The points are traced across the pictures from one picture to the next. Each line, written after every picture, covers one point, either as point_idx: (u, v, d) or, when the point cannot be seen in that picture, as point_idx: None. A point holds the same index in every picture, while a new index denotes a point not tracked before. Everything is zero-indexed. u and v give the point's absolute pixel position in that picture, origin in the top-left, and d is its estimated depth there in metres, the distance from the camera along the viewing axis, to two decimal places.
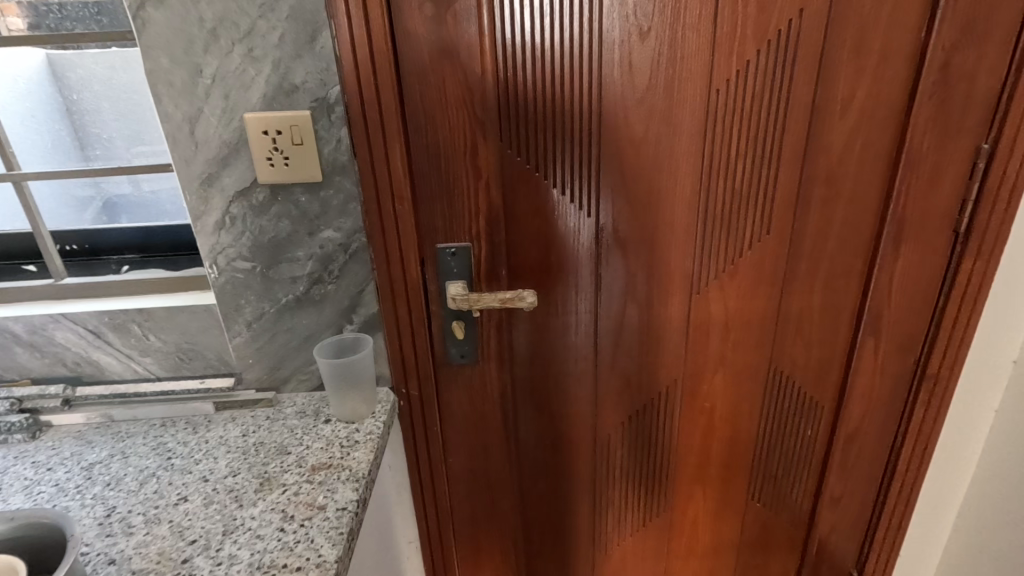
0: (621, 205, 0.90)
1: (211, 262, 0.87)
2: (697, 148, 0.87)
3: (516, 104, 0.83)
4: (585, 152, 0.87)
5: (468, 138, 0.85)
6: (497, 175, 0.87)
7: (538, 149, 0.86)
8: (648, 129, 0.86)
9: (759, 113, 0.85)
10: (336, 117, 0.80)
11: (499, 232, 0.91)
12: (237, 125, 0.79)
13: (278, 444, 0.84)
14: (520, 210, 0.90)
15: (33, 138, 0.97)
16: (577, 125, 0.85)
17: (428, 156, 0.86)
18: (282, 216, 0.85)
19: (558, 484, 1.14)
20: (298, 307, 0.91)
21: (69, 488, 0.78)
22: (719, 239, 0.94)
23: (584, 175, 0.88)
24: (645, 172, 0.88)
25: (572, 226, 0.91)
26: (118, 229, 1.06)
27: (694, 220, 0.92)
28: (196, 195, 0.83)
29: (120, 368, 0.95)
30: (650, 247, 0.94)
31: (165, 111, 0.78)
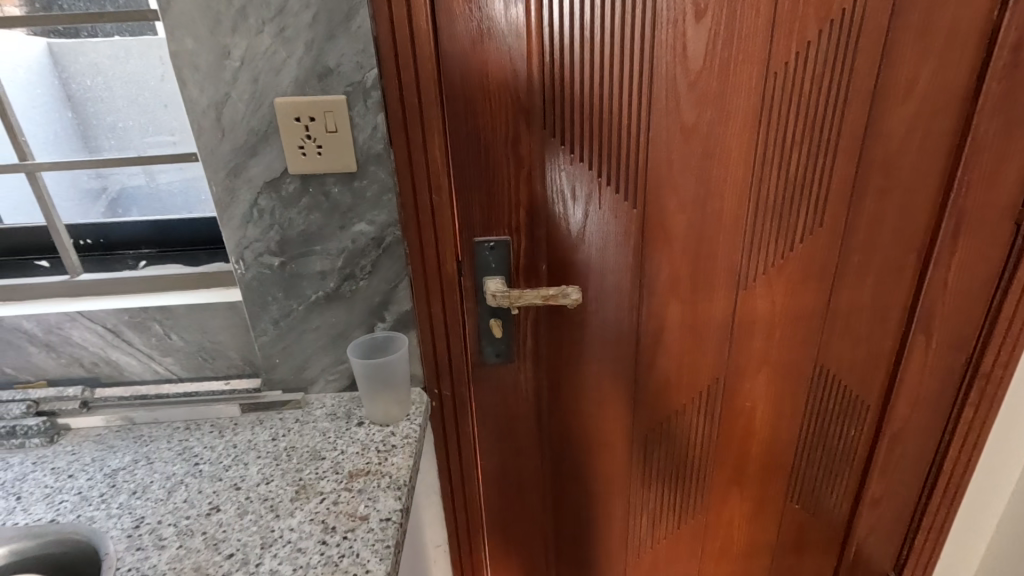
0: (669, 196, 0.85)
1: (237, 257, 0.83)
2: (749, 136, 0.83)
3: (562, 90, 0.78)
4: (633, 140, 0.82)
5: (510, 126, 0.80)
6: (539, 165, 0.83)
7: (584, 138, 0.81)
8: (701, 116, 0.81)
9: (817, 99, 0.81)
10: (372, 102, 0.74)
11: (539, 226, 0.87)
12: (266, 110, 0.74)
13: (311, 448, 0.80)
14: (563, 202, 0.85)
15: (38, 127, 0.92)
16: (625, 112, 0.80)
17: (467, 144, 0.81)
18: (313, 209, 0.80)
19: (590, 487, 1.10)
20: (328, 304, 0.87)
21: (93, 497, 0.73)
22: (769, 232, 0.89)
23: (631, 165, 0.83)
24: (696, 161, 0.84)
25: (617, 220, 0.87)
26: (134, 222, 1.01)
27: (744, 212, 0.88)
28: (222, 186, 0.78)
29: (139, 368, 0.91)
30: (697, 241, 0.89)
31: (190, 96, 0.73)
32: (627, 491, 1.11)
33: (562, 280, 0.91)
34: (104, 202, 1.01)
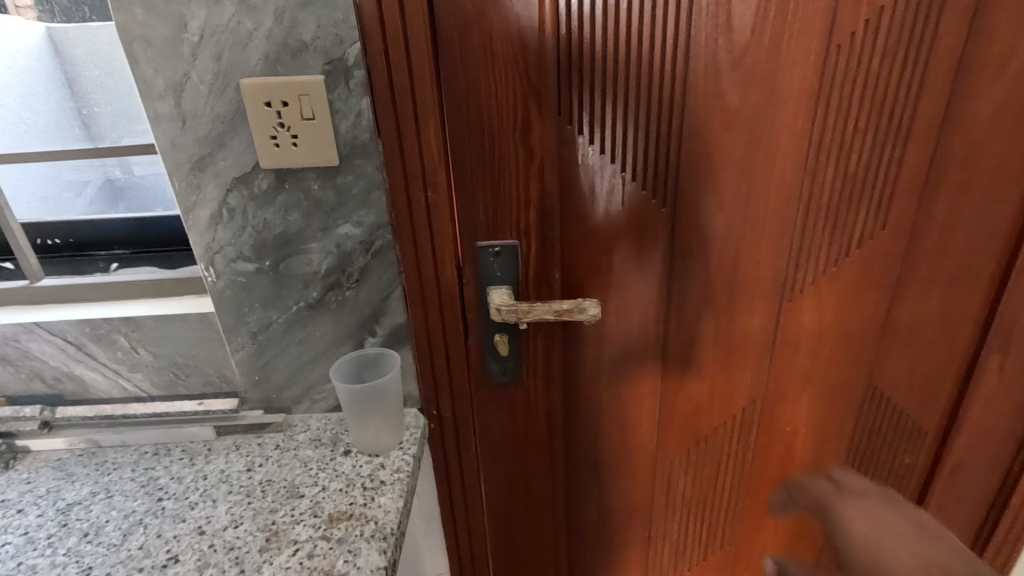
0: (706, 193, 0.73)
1: (207, 264, 0.73)
2: (804, 122, 0.69)
3: (580, 67, 0.66)
4: (664, 128, 0.69)
5: (519, 110, 0.68)
6: (553, 158, 0.71)
7: (605, 125, 0.69)
8: (747, 99, 0.68)
9: (886, 77, 0.68)
10: (355, 84, 0.63)
11: (553, 229, 0.75)
12: (232, 93, 0.63)
13: (289, 483, 0.70)
14: (580, 200, 0.73)
15: (39, 118, 0.84)
16: (656, 93, 0.67)
17: (467, 132, 0.69)
18: (291, 208, 0.70)
19: (606, 516, 0.99)
20: (311, 317, 0.77)
21: (39, 539, 0.65)
22: (821, 235, 0.77)
23: (661, 157, 0.71)
24: (738, 152, 0.71)
25: (642, 222, 0.74)
26: (109, 218, 0.91)
27: (793, 211, 0.75)
28: (186, 182, 0.68)
29: (106, 385, 0.81)
30: (736, 245, 0.76)
31: (144, 76, 0.62)
32: (648, 521, 0.99)
33: (579, 290, 0.79)
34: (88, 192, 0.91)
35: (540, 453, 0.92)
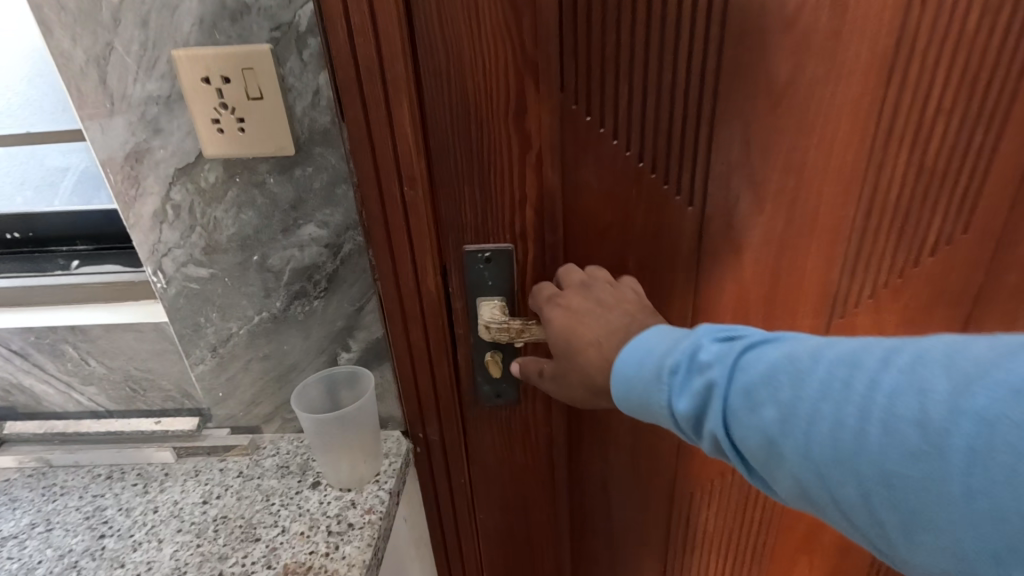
0: (744, 190, 0.60)
1: (155, 268, 0.63)
2: (871, 101, 0.56)
3: (589, 32, 0.53)
4: (693, 108, 0.56)
5: (512, 86, 0.54)
6: (555, 146, 0.58)
7: (619, 106, 0.56)
8: (801, 70, 0.54)
9: (982, 42, 0.53)
10: (310, 55, 0.52)
11: (555, 231, 0.62)
12: (164, 68, 0.52)
13: (245, 523, 0.62)
14: (587, 197, 0.61)
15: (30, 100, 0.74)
16: (684, 64, 0.54)
17: (449, 115, 0.55)
18: (244, 206, 0.59)
19: (616, 548, 0.89)
20: (276, 329, 0.67)
21: None
22: (884, 240, 0.63)
23: (689, 144, 0.57)
24: (786, 138, 0.57)
25: (662, 222, 0.62)
26: (89, 210, 0.81)
27: (851, 211, 0.61)
28: (121, 174, 0.58)
29: (59, 399, 0.73)
30: (777, 252, 0.63)
31: (60, 48, 0.52)
32: (662, 556, 0.89)
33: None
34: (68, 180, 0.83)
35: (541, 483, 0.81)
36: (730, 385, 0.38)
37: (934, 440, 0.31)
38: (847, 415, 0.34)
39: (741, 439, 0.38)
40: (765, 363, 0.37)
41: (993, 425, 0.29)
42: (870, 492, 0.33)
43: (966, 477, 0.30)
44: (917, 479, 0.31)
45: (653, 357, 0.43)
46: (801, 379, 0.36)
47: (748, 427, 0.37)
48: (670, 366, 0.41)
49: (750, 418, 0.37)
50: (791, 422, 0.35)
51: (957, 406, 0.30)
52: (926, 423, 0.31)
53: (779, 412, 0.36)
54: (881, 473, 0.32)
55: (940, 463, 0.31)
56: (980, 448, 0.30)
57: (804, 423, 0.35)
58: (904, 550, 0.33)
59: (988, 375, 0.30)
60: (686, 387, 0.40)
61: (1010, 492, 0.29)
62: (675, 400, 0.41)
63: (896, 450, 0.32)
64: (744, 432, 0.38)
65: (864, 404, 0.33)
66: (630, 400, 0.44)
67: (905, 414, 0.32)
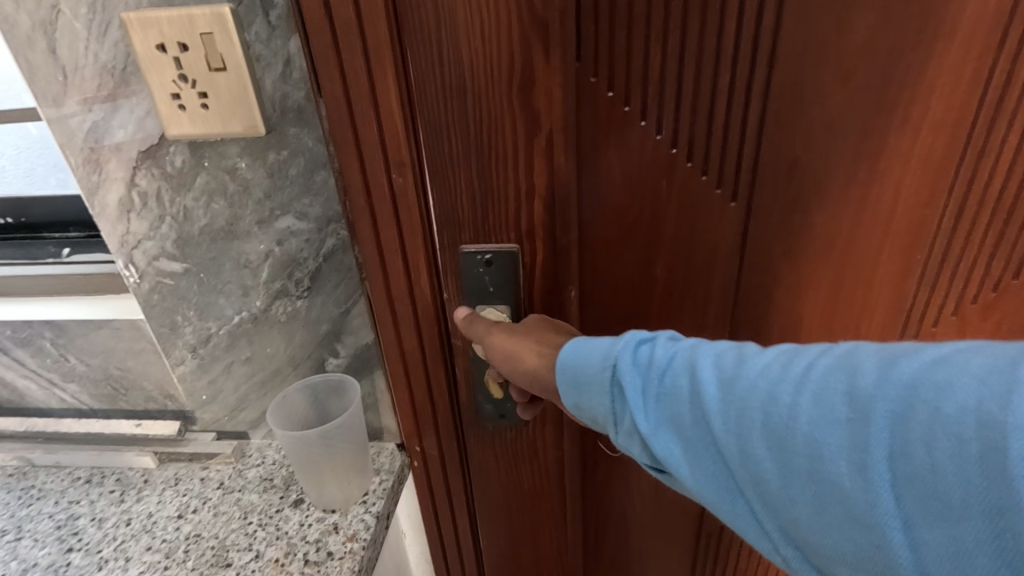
0: (800, 183, 0.50)
1: (126, 262, 0.57)
2: (966, 71, 0.45)
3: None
4: (742, 82, 0.45)
5: (515, 55, 0.45)
6: (569, 127, 0.48)
7: (647, 78, 0.46)
8: (880, 32, 0.43)
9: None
10: (278, 16, 0.45)
11: (569, 230, 0.53)
12: (118, 35, 0.46)
13: (217, 545, 0.56)
14: (607, 189, 0.52)
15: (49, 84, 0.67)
16: (731, 24, 0.43)
17: (440, 89, 0.46)
18: (215, 194, 0.53)
19: None
20: (258, 330, 0.61)
21: None
22: (965, 241, 0.53)
23: (736, 126, 0.47)
24: (855, 117, 0.47)
25: (696, 220, 0.52)
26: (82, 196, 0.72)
27: (931, 204, 0.51)
28: (81, 157, 0.51)
29: (42, 395, 0.70)
30: (836, 257, 0.54)
31: (4, 13, 0.46)
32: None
33: (605, 311, 0.59)
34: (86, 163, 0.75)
35: (551, 512, 0.72)
36: (667, 363, 0.35)
37: (859, 408, 0.27)
38: (782, 389, 0.30)
39: (673, 416, 0.34)
40: (709, 346, 0.34)
41: (916, 390, 0.26)
42: (792, 467, 0.29)
43: (889, 446, 0.26)
44: (842, 451, 0.27)
45: (601, 343, 0.39)
46: (743, 358, 0.32)
47: (681, 402, 0.33)
48: (622, 341, 0.38)
49: (680, 393, 0.33)
50: (726, 396, 0.31)
51: (885, 375, 0.27)
52: (853, 394, 0.28)
53: (713, 386, 0.32)
54: (809, 447, 0.28)
55: (868, 433, 0.27)
56: (905, 416, 0.26)
57: (739, 399, 0.31)
58: (817, 535, 0.29)
59: (919, 352, 0.27)
60: (634, 366, 0.36)
61: (929, 457, 0.25)
62: (614, 377, 0.36)
63: (827, 422, 0.28)
64: (672, 412, 0.34)
65: (796, 377, 0.30)
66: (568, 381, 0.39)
67: (836, 388, 0.28)
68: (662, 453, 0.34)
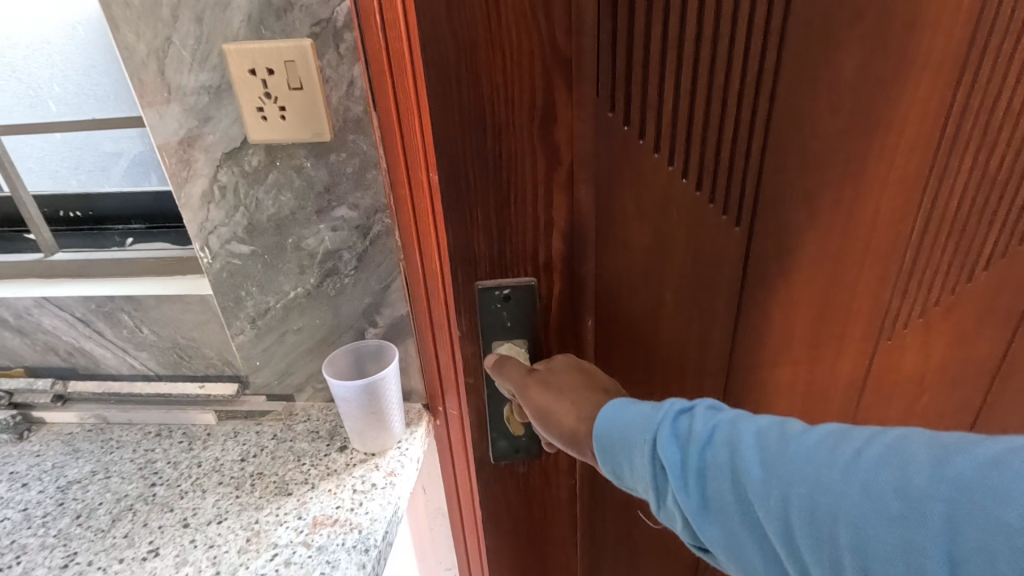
0: (779, 195, 0.59)
1: (202, 244, 0.69)
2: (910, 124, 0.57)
3: (632, 35, 0.50)
4: (745, 113, 0.54)
5: (536, 107, 0.50)
6: (585, 163, 0.54)
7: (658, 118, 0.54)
8: (840, 71, 0.53)
9: (1007, 54, 0.56)
10: (346, 48, 0.57)
11: (585, 262, 0.60)
12: (216, 61, 0.58)
13: (278, 479, 0.67)
14: (617, 220, 0.59)
15: (73, 91, 0.80)
16: (737, 63, 0.52)
17: (473, 134, 0.50)
18: (283, 188, 0.64)
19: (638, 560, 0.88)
20: (310, 304, 0.72)
21: (35, 518, 0.64)
22: (918, 245, 0.66)
23: (733, 155, 0.56)
24: (837, 159, 0.58)
25: (694, 235, 0.61)
26: (139, 194, 0.88)
27: (895, 215, 0.62)
28: (175, 157, 0.63)
29: (115, 362, 0.81)
30: (821, 263, 0.63)
31: (125, 42, 0.57)
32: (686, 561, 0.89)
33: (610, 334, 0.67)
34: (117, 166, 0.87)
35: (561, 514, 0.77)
36: (712, 440, 0.39)
37: (913, 506, 0.30)
38: (831, 475, 0.33)
39: (716, 495, 0.38)
40: (750, 425, 0.38)
41: (970, 493, 0.29)
42: (842, 556, 0.32)
43: (947, 545, 0.29)
44: (894, 545, 0.30)
45: (641, 412, 0.44)
46: (789, 439, 0.36)
47: (724, 481, 0.37)
48: (666, 412, 0.42)
49: (727, 473, 0.37)
50: (770, 477, 0.35)
51: (940, 472, 0.30)
52: (905, 491, 0.31)
53: (761, 470, 0.36)
54: (856, 539, 0.32)
55: (922, 532, 0.30)
56: (961, 517, 0.29)
57: (784, 482, 0.35)
58: None
59: (975, 450, 0.30)
60: (674, 439, 0.40)
61: (989, 564, 0.28)
62: (654, 450, 0.41)
63: (870, 511, 0.31)
64: (717, 490, 0.38)
65: (845, 468, 0.33)
66: (608, 448, 0.45)
67: (888, 481, 0.31)
68: (709, 527, 0.38)
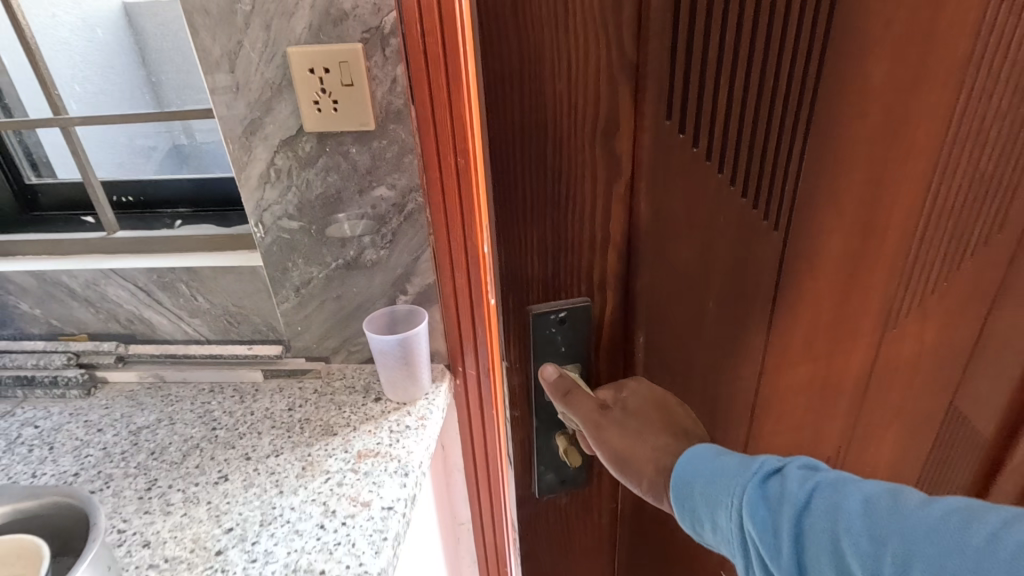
0: (812, 197, 0.64)
1: (257, 220, 0.79)
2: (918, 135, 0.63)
3: (684, 68, 0.56)
4: (787, 120, 0.59)
5: (592, 128, 0.60)
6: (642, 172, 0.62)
7: (708, 140, 0.60)
8: (868, 77, 0.58)
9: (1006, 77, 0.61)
10: (391, 51, 0.68)
11: (638, 276, 0.68)
12: (279, 61, 0.68)
13: (324, 422, 0.77)
14: (661, 235, 0.65)
15: (92, 91, 0.93)
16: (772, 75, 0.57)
17: (533, 153, 0.61)
18: (331, 170, 0.75)
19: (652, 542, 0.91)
20: (348, 274, 0.83)
21: (115, 454, 0.74)
22: (925, 248, 0.70)
23: (769, 172, 0.62)
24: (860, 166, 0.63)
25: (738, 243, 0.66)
26: (174, 179, 1.00)
27: (912, 218, 0.68)
28: (239, 144, 0.74)
29: (170, 328, 0.91)
30: (839, 266, 0.69)
31: (203, 45, 0.68)
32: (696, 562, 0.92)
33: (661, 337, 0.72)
34: (155, 156, 1.00)
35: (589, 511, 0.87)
36: (809, 504, 0.44)
37: None
38: (945, 555, 0.36)
39: (816, 562, 0.42)
40: (856, 492, 0.42)
41: None
42: None
43: None
44: None
45: (731, 466, 0.51)
46: (895, 511, 0.40)
47: (823, 550, 0.42)
48: (757, 473, 0.48)
49: (827, 540, 0.42)
50: (876, 549, 0.39)
51: None
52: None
53: (867, 541, 0.40)
54: None
55: None
56: None
57: (891, 555, 0.38)
58: None
59: None
60: (767, 499, 0.46)
61: None
62: (744, 505, 0.47)
63: None
64: (815, 557, 0.42)
65: (956, 547, 0.36)
66: (698, 503, 0.52)
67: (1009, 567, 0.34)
68: None
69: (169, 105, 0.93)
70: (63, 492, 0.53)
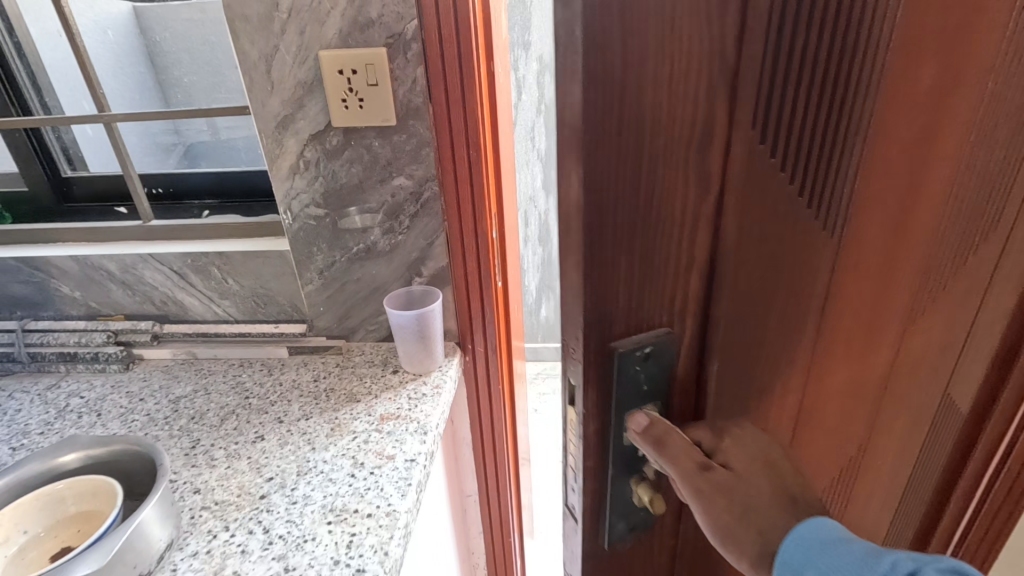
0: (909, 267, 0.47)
1: (285, 208, 0.87)
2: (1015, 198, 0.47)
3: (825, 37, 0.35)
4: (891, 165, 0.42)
5: (698, 120, 0.36)
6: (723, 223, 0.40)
7: (837, 143, 0.39)
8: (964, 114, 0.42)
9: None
10: (412, 55, 0.76)
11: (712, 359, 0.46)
12: (311, 63, 0.76)
13: (348, 391, 0.85)
14: (781, 269, 0.43)
15: (116, 87, 1.01)
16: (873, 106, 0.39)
17: (615, 145, 0.36)
18: (355, 161, 0.83)
19: None
20: (367, 258, 0.90)
21: (159, 419, 0.81)
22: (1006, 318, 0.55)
23: (887, 188, 0.43)
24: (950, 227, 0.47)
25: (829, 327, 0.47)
26: (193, 173, 1.07)
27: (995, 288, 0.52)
28: (271, 138, 0.81)
29: (201, 309, 0.98)
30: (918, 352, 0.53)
31: (242, 48, 0.76)
32: None
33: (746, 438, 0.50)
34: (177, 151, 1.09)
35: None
36: None
37: None
38: None
39: None
40: None
41: None
42: None
43: None
44: None
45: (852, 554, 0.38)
46: None
47: None
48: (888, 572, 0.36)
49: None
50: None
51: None
52: None
53: None
54: None
55: None
56: None
57: None
58: None
59: None
60: None
61: None
62: None
63: None
64: None
65: None
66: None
67: None
68: None
69: (197, 104, 1.03)
70: (128, 440, 0.61)
